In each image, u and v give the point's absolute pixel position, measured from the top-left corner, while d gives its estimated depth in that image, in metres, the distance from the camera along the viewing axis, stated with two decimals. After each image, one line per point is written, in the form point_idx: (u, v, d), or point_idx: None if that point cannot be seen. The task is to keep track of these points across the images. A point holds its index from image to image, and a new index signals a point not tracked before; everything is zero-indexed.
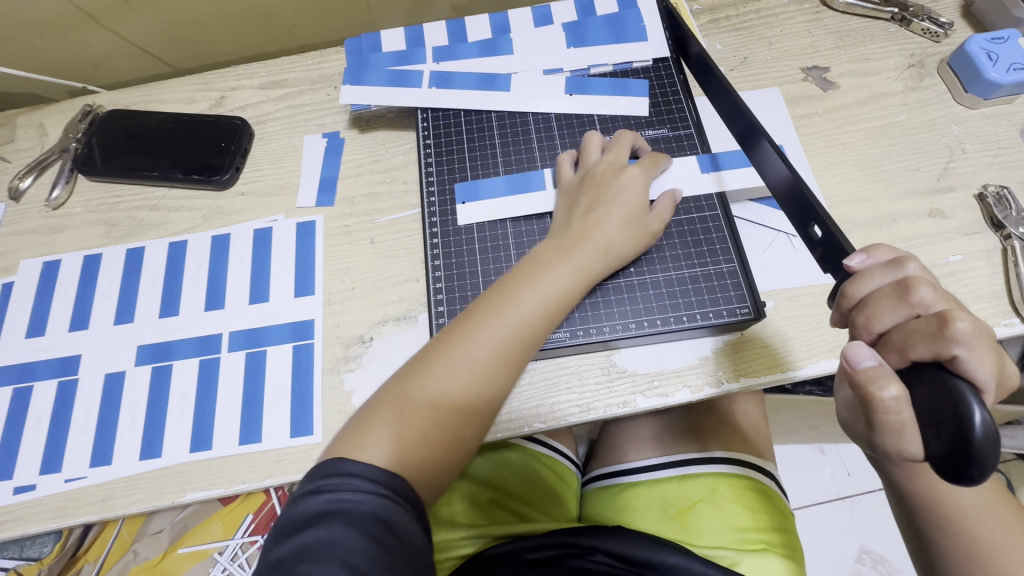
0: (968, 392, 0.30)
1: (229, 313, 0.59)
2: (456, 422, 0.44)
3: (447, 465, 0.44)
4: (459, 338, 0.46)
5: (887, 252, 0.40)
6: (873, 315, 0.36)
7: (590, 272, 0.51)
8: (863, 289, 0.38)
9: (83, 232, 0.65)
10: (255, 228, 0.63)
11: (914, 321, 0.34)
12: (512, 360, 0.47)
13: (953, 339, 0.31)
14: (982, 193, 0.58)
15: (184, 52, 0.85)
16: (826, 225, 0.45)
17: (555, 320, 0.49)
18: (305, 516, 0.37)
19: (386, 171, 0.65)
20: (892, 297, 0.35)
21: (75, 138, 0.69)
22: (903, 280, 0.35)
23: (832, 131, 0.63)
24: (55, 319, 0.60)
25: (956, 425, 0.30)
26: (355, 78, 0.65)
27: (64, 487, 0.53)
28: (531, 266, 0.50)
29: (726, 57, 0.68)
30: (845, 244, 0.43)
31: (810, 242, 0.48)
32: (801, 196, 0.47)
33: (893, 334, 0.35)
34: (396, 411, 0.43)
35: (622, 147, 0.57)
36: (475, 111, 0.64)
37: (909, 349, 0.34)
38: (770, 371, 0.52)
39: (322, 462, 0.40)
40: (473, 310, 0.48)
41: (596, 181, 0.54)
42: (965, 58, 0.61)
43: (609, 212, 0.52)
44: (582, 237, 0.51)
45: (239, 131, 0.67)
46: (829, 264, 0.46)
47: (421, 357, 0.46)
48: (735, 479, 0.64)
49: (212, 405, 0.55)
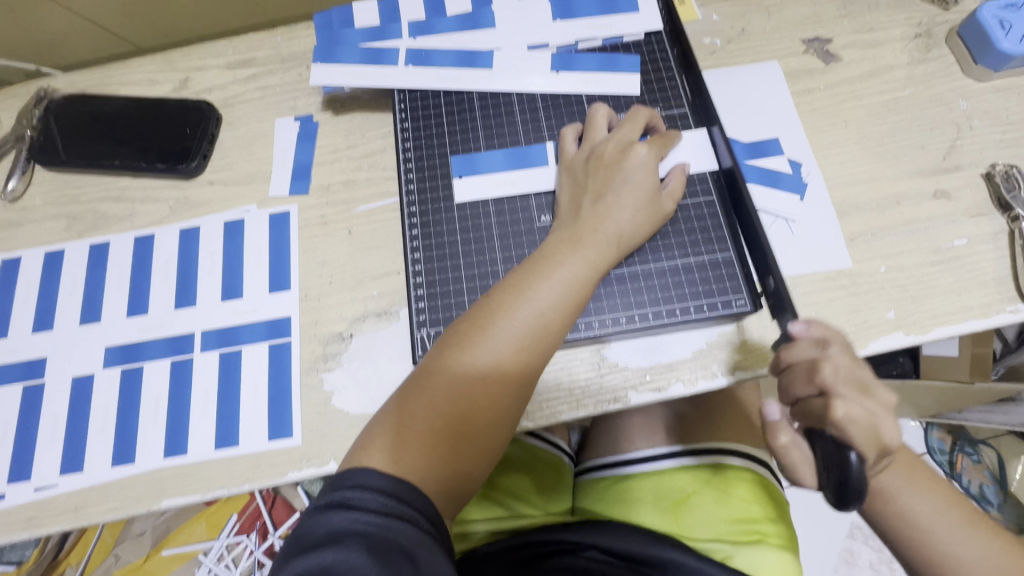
0: (849, 451, 0.37)
1: (201, 311, 0.56)
2: (478, 430, 0.43)
3: (471, 472, 0.43)
4: (473, 342, 0.44)
5: (823, 327, 0.42)
6: (789, 385, 0.41)
7: (604, 263, 0.48)
8: (789, 360, 0.42)
9: (44, 226, 0.61)
10: (225, 220, 0.60)
11: (816, 399, 0.40)
12: (532, 362, 0.45)
13: (835, 424, 0.38)
14: (989, 172, 0.55)
15: (147, 28, 0.80)
16: (777, 281, 0.47)
17: (574, 314, 0.47)
18: (328, 534, 0.36)
19: (363, 156, 0.61)
20: (803, 375, 0.40)
21: (31, 125, 0.64)
22: (816, 362, 0.40)
23: (835, 107, 0.59)
24: (18, 321, 0.57)
25: (837, 477, 0.37)
26: (326, 56, 0.61)
27: (35, 496, 0.51)
28: (544, 259, 0.47)
29: (722, 28, 0.64)
30: (790, 312, 0.45)
31: (758, 293, 0.50)
32: (756, 246, 0.50)
33: (800, 405, 0.41)
34: (412, 423, 0.42)
35: (635, 125, 0.53)
36: (455, 91, 0.61)
37: (809, 420, 0.40)
38: (767, 363, 0.50)
39: (342, 473, 0.40)
40: (483, 310, 0.46)
41: (604, 163, 0.51)
42: (976, 26, 0.58)
43: (619, 199, 0.49)
44: (593, 226, 0.48)
45: (205, 115, 0.63)
46: (775, 313, 0.49)
47: (434, 364, 0.44)
48: (733, 470, 0.63)
49: (185, 409, 0.53)
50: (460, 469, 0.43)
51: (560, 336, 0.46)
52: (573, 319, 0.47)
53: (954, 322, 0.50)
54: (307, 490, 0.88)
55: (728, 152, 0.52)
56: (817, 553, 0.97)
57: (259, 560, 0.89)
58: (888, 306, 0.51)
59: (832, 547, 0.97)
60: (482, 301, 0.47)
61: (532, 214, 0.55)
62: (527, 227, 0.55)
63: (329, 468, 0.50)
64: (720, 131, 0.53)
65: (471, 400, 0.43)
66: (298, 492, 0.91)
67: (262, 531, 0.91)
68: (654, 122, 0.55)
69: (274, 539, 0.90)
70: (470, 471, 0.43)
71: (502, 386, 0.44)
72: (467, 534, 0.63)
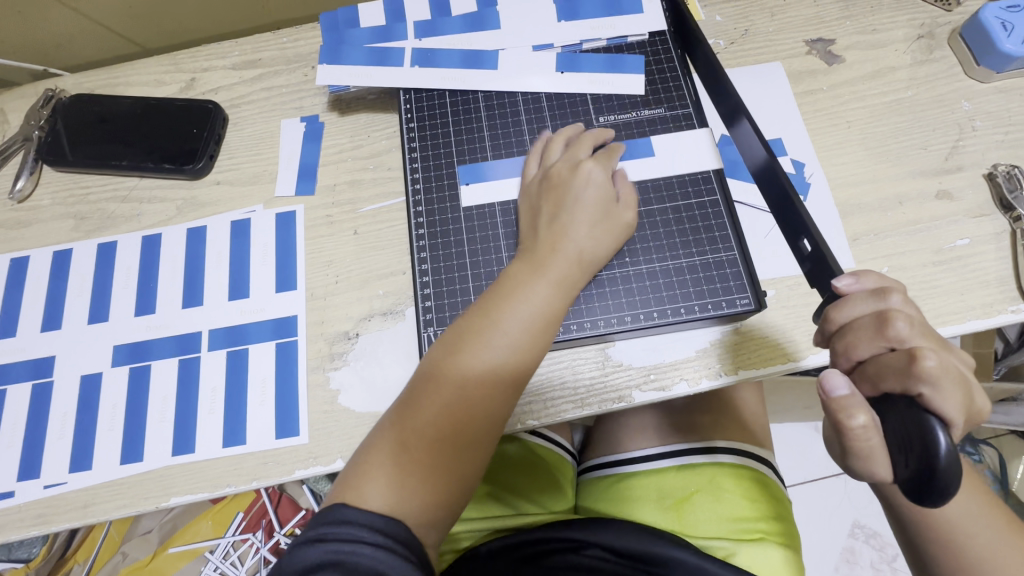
0: (930, 416, 0.32)
1: (208, 310, 0.57)
2: (453, 457, 0.43)
3: (451, 499, 0.43)
4: (439, 371, 0.45)
5: (876, 279, 0.40)
6: (851, 344, 0.38)
7: (566, 281, 0.48)
8: (843, 318, 0.38)
9: (52, 226, 0.62)
10: (232, 220, 0.60)
11: (888, 354, 0.36)
12: (504, 382, 0.44)
13: (921, 377, 0.33)
14: (992, 172, 0.55)
15: (153, 30, 0.81)
16: (815, 240, 0.44)
17: (545, 332, 0.46)
18: (305, 566, 0.37)
19: (369, 156, 0.62)
20: (870, 329, 0.37)
21: (39, 126, 0.65)
22: (883, 313, 0.36)
23: (837, 108, 0.60)
24: (27, 319, 0.58)
25: (921, 453, 0.32)
26: (332, 57, 0.61)
27: (44, 493, 0.51)
28: (503, 286, 0.48)
29: (725, 30, 0.64)
30: (833, 267, 0.42)
31: (799, 255, 0.47)
32: (792, 212, 0.46)
33: (869, 366, 0.37)
34: (379, 459, 0.42)
35: (584, 145, 0.54)
36: (461, 91, 0.61)
37: (881, 380, 0.36)
38: (770, 363, 0.50)
39: (319, 514, 0.41)
40: (447, 339, 0.46)
41: (556, 185, 0.52)
42: (978, 28, 0.58)
43: (575, 219, 0.50)
44: (551, 247, 0.49)
45: (212, 116, 0.63)
46: (815, 280, 0.46)
47: (406, 397, 0.45)
48: (733, 468, 0.64)
49: (193, 407, 0.53)
50: (446, 496, 0.43)
51: (533, 355, 0.46)
52: (543, 340, 0.46)
53: (957, 321, 0.50)
54: (313, 488, 0.88)
55: (759, 137, 0.48)
56: (819, 552, 0.97)
57: (265, 558, 0.90)
58: None
59: (834, 546, 0.97)
60: (448, 331, 0.47)
61: None
62: None
63: (336, 466, 0.51)
64: (746, 119, 0.49)
65: (443, 428, 0.43)
66: (304, 490, 0.90)
67: (268, 529, 0.92)
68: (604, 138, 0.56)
69: (280, 536, 0.91)
70: (457, 495, 0.43)
71: (473, 411, 0.43)
72: (455, 540, 0.63)
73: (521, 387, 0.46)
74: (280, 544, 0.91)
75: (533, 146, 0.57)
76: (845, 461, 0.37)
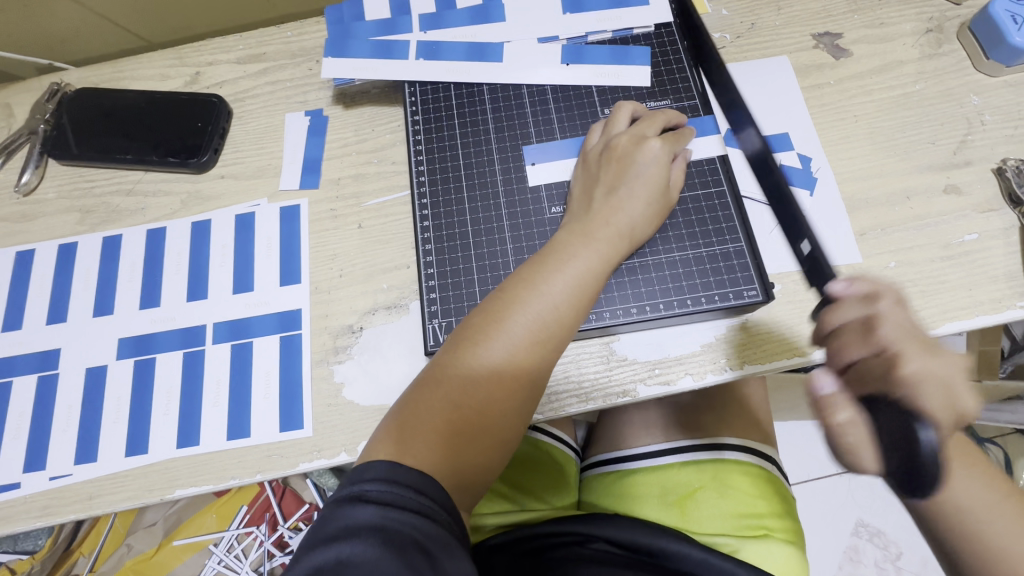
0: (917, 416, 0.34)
1: (212, 304, 0.57)
2: (493, 422, 0.43)
3: (483, 466, 0.43)
4: (486, 335, 0.44)
5: (867, 282, 0.42)
6: (842, 347, 0.39)
7: (613, 256, 0.48)
8: (835, 322, 0.40)
9: (57, 219, 0.62)
10: (236, 213, 0.60)
11: (875, 359, 0.38)
12: (546, 355, 0.45)
13: None
14: (1001, 167, 0.55)
15: (157, 25, 0.81)
16: (813, 244, 0.47)
17: (586, 308, 0.47)
18: (349, 526, 0.35)
19: (373, 150, 0.61)
20: (858, 333, 0.38)
21: (44, 120, 0.65)
22: (872, 319, 0.39)
23: (844, 102, 0.59)
24: (33, 312, 0.58)
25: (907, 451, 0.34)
26: (337, 51, 0.61)
27: (49, 485, 0.52)
28: (556, 252, 0.48)
29: (732, 23, 0.64)
30: (829, 271, 0.45)
31: (799, 256, 0.50)
32: (790, 216, 0.49)
33: (858, 368, 0.38)
34: (426, 417, 0.42)
35: (653, 122, 0.53)
36: (466, 84, 0.61)
37: (868, 384, 0.38)
38: (775, 358, 0.50)
39: (357, 465, 0.40)
40: (497, 303, 0.46)
41: (616, 155, 0.51)
42: (988, 21, 0.57)
43: (630, 193, 0.49)
44: (603, 219, 0.49)
45: (216, 109, 0.63)
46: (814, 280, 0.49)
47: (448, 358, 0.45)
48: (738, 464, 0.63)
49: (198, 400, 0.53)
50: (476, 462, 0.43)
51: (571, 330, 0.46)
52: (585, 314, 0.47)
53: (964, 317, 0.50)
54: (316, 483, 0.88)
55: (754, 128, 0.51)
56: (823, 550, 0.97)
57: (269, 550, 0.91)
58: None
59: (837, 545, 0.97)
60: (497, 294, 0.47)
61: (543, 205, 0.55)
62: (537, 219, 0.55)
63: (340, 459, 0.51)
64: (743, 111, 0.52)
65: (483, 391, 0.43)
66: (307, 485, 0.90)
67: (272, 522, 0.92)
68: (677, 120, 0.55)
69: (283, 530, 0.92)
70: (486, 462, 0.44)
71: (516, 380, 0.44)
72: (477, 527, 0.63)
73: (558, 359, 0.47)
74: (285, 538, 0.92)
75: (594, 125, 0.57)
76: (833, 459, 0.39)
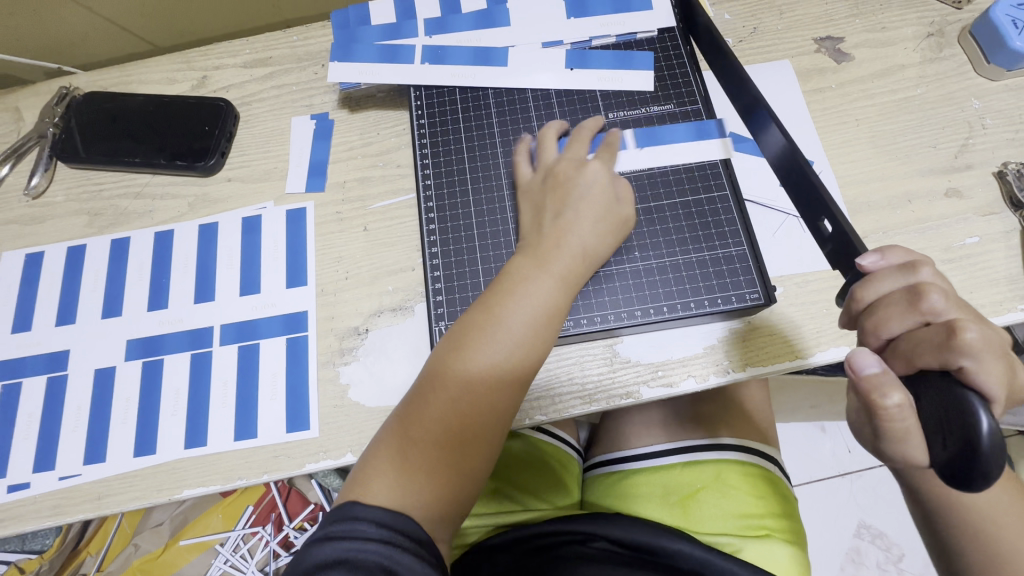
0: (971, 395, 0.32)
1: (219, 305, 0.57)
2: (466, 446, 0.43)
3: (464, 489, 0.43)
4: (444, 365, 0.45)
5: (902, 255, 0.40)
6: (881, 321, 0.37)
7: (571, 274, 0.48)
8: (871, 295, 0.39)
9: (66, 222, 0.63)
10: (243, 216, 0.61)
11: (922, 329, 0.36)
12: (509, 378, 0.45)
13: (960, 350, 0.33)
14: (1001, 171, 0.55)
15: (165, 29, 0.82)
16: (837, 220, 0.44)
17: (549, 328, 0.46)
18: (315, 564, 0.37)
19: (379, 153, 0.62)
20: (902, 303, 0.37)
21: (53, 123, 0.65)
22: (915, 287, 0.37)
23: (846, 106, 0.60)
24: (42, 314, 0.59)
25: (961, 435, 0.32)
26: (343, 55, 0.62)
27: (58, 484, 0.52)
28: (509, 279, 0.48)
29: (734, 28, 0.64)
30: (858, 247, 0.42)
31: (819, 237, 0.47)
32: (811, 192, 0.46)
33: (902, 343, 0.37)
34: (394, 451, 0.43)
35: (581, 145, 0.54)
36: (471, 88, 0.61)
37: (916, 357, 0.36)
38: (777, 360, 0.50)
39: (334, 510, 0.41)
40: (452, 337, 0.46)
41: (558, 182, 0.52)
42: (989, 25, 0.58)
43: (577, 215, 0.50)
44: (554, 243, 0.49)
45: (223, 113, 0.64)
46: (838, 260, 0.46)
47: (408, 396, 0.45)
48: (738, 465, 0.64)
49: (205, 401, 0.54)
50: (456, 491, 0.43)
51: (538, 348, 0.46)
52: (552, 330, 0.47)
53: None
54: (321, 483, 0.88)
55: (779, 128, 0.47)
56: (825, 551, 0.97)
57: (275, 551, 0.91)
58: None
59: (840, 547, 0.97)
60: (453, 328, 0.47)
61: None
62: None
63: (345, 460, 0.51)
64: (765, 110, 0.49)
65: (448, 418, 0.43)
66: (312, 485, 0.91)
67: (277, 523, 0.93)
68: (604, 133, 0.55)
69: (289, 531, 0.93)
70: (467, 485, 0.44)
71: (480, 407, 0.44)
72: (466, 532, 0.64)
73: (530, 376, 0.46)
74: (290, 538, 0.93)
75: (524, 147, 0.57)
76: (878, 445, 0.38)
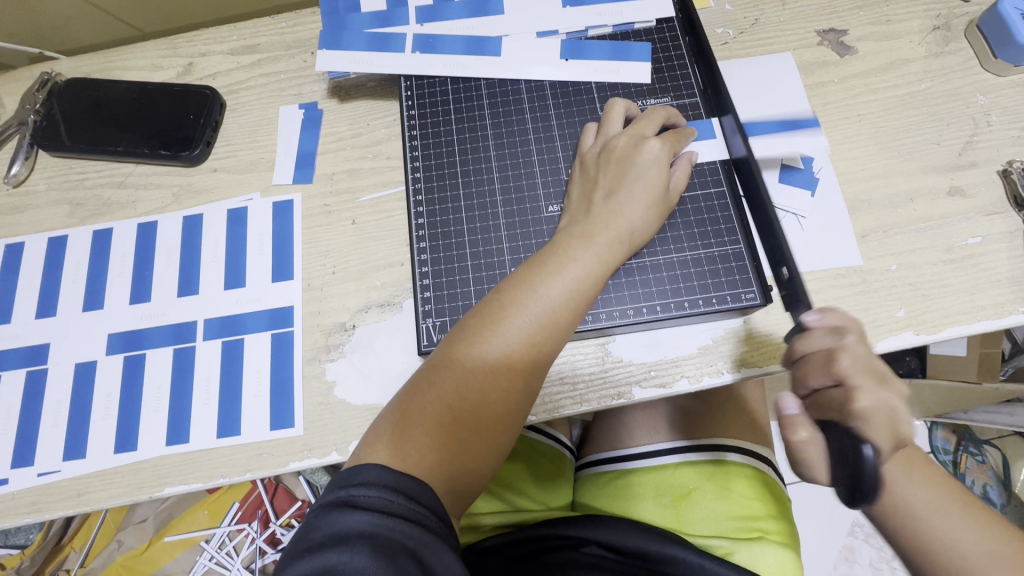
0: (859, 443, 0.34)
1: (203, 300, 0.56)
2: (489, 425, 0.43)
3: (479, 471, 0.43)
4: (483, 336, 0.44)
5: (839, 317, 0.40)
6: (805, 374, 0.39)
7: (613, 258, 0.47)
8: (803, 350, 0.40)
9: (47, 212, 0.61)
10: (229, 208, 0.59)
11: (833, 389, 0.37)
12: (540, 358, 0.44)
13: (854, 413, 0.35)
14: (1006, 169, 0.54)
15: (152, 14, 0.80)
16: (791, 271, 0.47)
17: (583, 311, 0.46)
18: (337, 533, 0.34)
19: (368, 145, 0.60)
20: (821, 363, 0.38)
21: (35, 110, 0.63)
22: (834, 349, 0.38)
23: (849, 101, 0.58)
24: (22, 306, 0.57)
25: (849, 469, 0.34)
26: (332, 42, 0.60)
27: (37, 481, 0.51)
28: (556, 253, 0.47)
29: (735, 19, 0.62)
30: (806, 301, 0.46)
31: (778, 281, 0.50)
32: (775, 244, 0.49)
33: (817, 395, 0.38)
34: (420, 421, 0.42)
35: (651, 121, 0.52)
36: (463, 78, 0.60)
37: (824, 411, 0.37)
38: (772, 361, 0.49)
39: (345, 470, 0.39)
40: (495, 303, 0.45)
41: (616, 156, 0.50)
42: (997, 19, 0.56)
43: (630, 194, 0.49)
44: (603, 221, 0.48)
45: (208, 102, 0.62)
46: (790, 306, 0.49)
47: (443, 358, 0.44)
48: (730, 466, 0.63)
49: (188, 396, 0.53)
50: (470, 466, 0.42)
51: (568, 332, 0.45)
52: (583, 314, 0.46)
53: (966, 321, 0.49)
54: (310, 480, 0.87)
55: (739, 135, 0.51)
56: (818, 550, 0.97)
57: (260, 548, 0.91)
58: (899, 305, 0.50)
59: (833, 545, 0.96)
60: (494, 295, 0.46)
61: (540, 204, 0.55)
62: (534, 218, 0.54)
63: (331, 459, 0.50)
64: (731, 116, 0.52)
65: (480, 394, 0.42)
66: (300, 482, 0.91)
67: (263, 519, 0.92)
68: (671, 120, 0.54)
69: (275, 528, 0.92)
70: (480, 469, 0.43)
71: (511, 384, 0.43)
72: (475, 527, 0.62)
73: (555, 360, 0.46)
74: (276, 535, 0.92)
75: (592, 124, 0.56)
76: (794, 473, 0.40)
